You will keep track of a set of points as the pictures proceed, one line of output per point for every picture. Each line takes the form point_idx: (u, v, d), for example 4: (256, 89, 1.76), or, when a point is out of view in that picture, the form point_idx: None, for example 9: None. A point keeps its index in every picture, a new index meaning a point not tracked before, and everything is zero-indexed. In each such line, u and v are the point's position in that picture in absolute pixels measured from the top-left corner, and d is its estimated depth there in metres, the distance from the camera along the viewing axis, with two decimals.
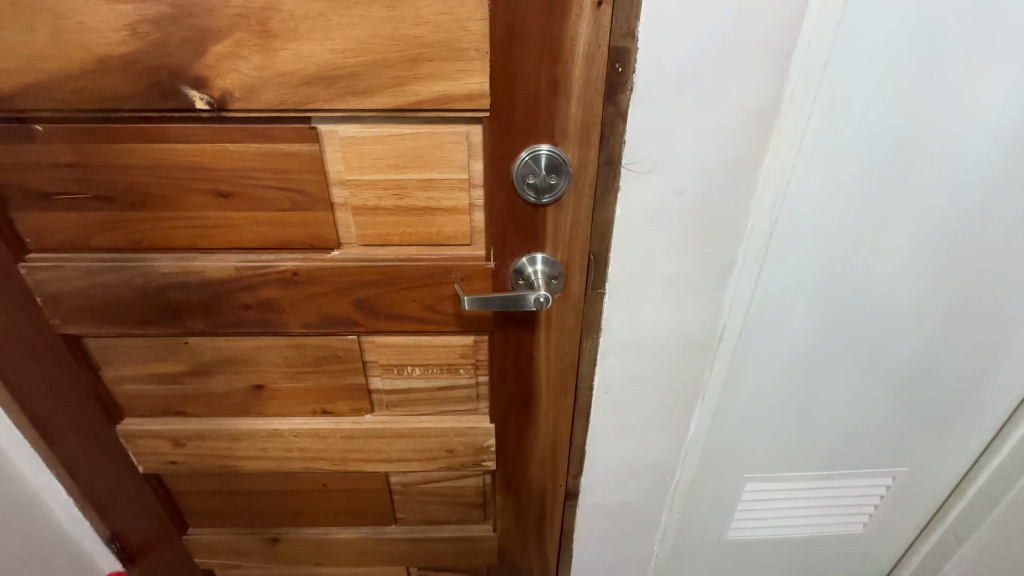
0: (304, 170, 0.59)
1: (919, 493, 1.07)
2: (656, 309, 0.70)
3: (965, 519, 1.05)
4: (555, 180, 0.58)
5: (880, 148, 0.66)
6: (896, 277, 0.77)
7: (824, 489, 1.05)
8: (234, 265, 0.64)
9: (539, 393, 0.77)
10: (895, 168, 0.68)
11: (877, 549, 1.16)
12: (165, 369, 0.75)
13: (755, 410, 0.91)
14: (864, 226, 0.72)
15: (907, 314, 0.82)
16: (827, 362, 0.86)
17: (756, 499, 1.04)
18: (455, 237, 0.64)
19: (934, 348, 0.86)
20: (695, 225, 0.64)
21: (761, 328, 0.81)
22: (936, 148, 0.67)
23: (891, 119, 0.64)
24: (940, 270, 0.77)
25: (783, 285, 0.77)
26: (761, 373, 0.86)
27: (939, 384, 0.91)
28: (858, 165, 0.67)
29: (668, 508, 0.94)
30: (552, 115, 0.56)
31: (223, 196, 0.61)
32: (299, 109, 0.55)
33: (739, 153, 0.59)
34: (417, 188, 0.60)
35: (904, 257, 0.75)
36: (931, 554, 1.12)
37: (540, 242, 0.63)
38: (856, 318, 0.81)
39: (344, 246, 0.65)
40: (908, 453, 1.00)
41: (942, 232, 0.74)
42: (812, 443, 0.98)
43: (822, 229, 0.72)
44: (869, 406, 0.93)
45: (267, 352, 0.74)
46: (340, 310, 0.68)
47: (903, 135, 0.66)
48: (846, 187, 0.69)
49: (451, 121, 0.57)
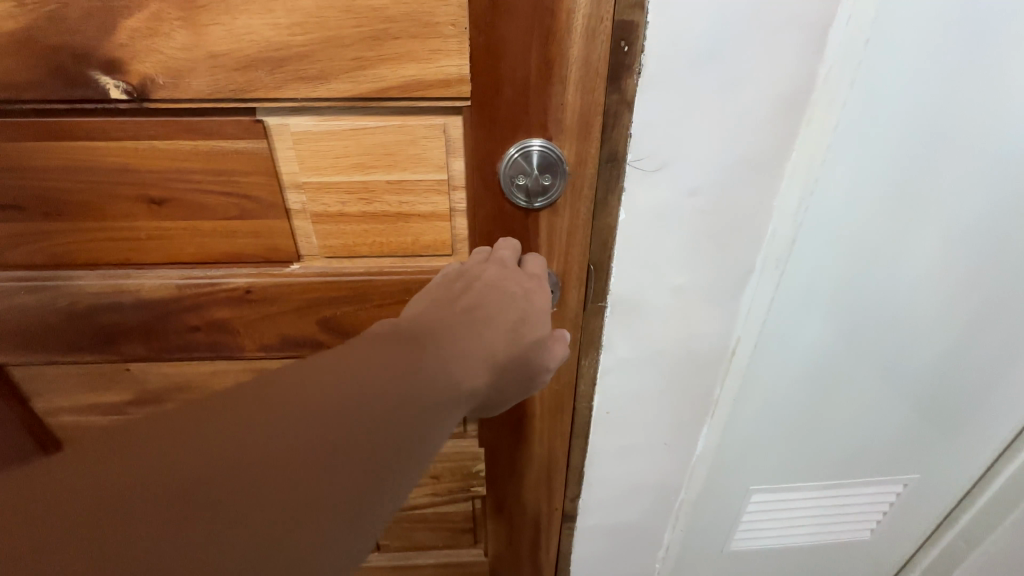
0: (250, 172, 0.50)
1: (930, 499, 1.01)
2: (663, 322, 0.63)
3: (977, 526, 1.01)
4: (549, 181, 0.50)
5: (915, 141, 0.58)
6: (923, 278, 0.70)
7: (832, 499, 1.00)
8: (176, 282, 0.55)
9: (533, 414, 0.69)
10: (932, 161, 0.60)
11: (883, 555, 1.12)
12: (107, 399, 0.66)
13: (766, 420, 0.84)
14: (892, 226, 0.65)
15: (933, 318, 0.75)
16: (844, 368, 0.79)
17: (762, 510, 0.99)
18: (434, 247, 0.55)
19: (957, 353, 0.80)
20: (710, 227, 0.56)
21: (773, 337, 0.74)
22: (981, 139, 0.59)
23: (932, 107, 0.56)
24: (971, 268, 0.70)
25: (801, 289, 0.69)
26: (771, 384, 0.80)
27: (960, 392, 0.85)
28: (892, 159, 0.60)
29: (671, 525, 0.88)
30: (545, 103, 0.47)
31: (157, 203, 0.51)
32: (239, 100, 0.46)
33: (762, 145, 0.51)
34: (387, 191, 0.52)
35: (933, 258, 0.68)
36: (940, 558, 1.07)
37: (533, 251, 0.55)
38: (877, 323, 0.74)
39: (305, 259, 0.56)
40: (923, 461, 0.95)
41: (977, 229, 0.66)
42: (823, 453, 0.91)
43: (846, 230, 0.65)
44: (885, 415, 0.87)
45: (223, 378, 0.64)
46: (304, 330, 0.60)
47: (944, 125, 0.57)
48: (876, 182, 0.61)
49: (425, 112, 0.48)
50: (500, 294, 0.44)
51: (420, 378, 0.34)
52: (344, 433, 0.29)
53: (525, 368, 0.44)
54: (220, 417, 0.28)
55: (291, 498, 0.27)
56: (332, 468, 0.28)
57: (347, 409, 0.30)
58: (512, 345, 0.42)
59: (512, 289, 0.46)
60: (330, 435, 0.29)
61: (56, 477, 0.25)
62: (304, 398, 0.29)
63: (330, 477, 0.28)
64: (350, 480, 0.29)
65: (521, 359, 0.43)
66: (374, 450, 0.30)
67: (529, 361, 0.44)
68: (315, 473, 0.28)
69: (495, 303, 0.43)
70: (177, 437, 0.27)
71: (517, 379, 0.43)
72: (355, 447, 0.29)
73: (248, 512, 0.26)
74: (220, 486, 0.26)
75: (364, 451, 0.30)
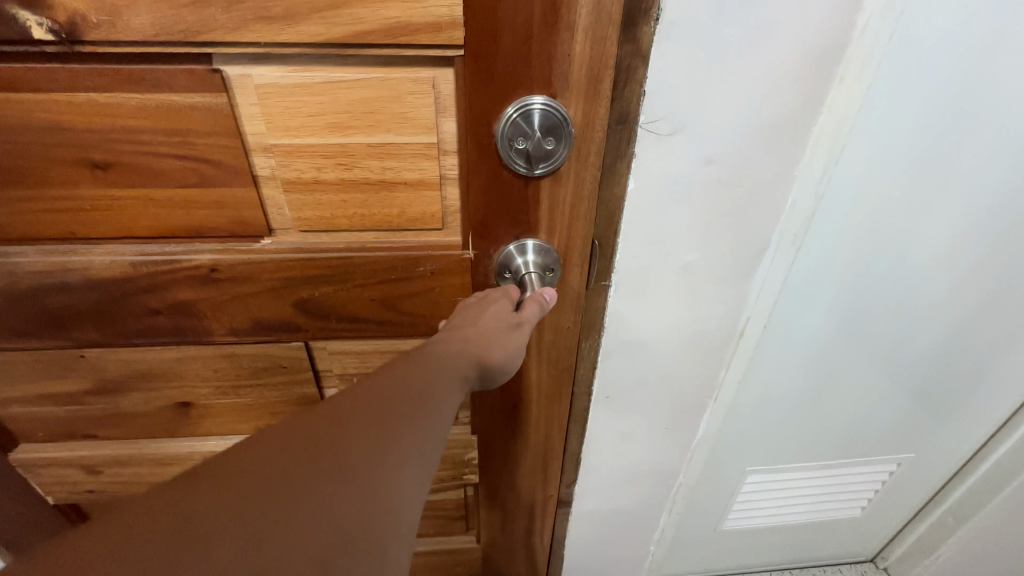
0: (209, 132, 0.43)
1: (921, 477, 1.01)
2: (672, 303, 0.59)
3: (966, 504, 1.00)
4: (552, 145, 0.44)
5: (946, 108, 0.54)
6: (939, 260, 0.67)
7: (826, 478, 0.99)
8: (129, 259, 0.49)
9: (529, 400, 0.65)
10: (959, 133, 0.56)
11: (870, 532, 1.13)
12: (60, 389, 0.60)
13: (766, 403, 0.82)
14: (912, 202, 0.61)
15: (945, 297, 0.72)
16: (849, 352, 0.77)
17: (757, 491, 0.97)
18: (423, 220, 0.50)
19: (963, 334, 0.77)
20: (727, 201, 0.51)
21: (780, 318, 0.70)
22: (1015, 107, 0.54)
23: (967, 70, 0.51)
24: (988, 247, 0.67)
25: (814, 267, 0.65)
26: (774, 367, 0.77)
27: (959, 375, 0.83)
28: (920, 129, 0.55)
29: (668, 510, 0.85)
30: (550, 54, 0.40)
31: (102, 167, 0.44)
32: (191, 44, 0.39)
33: (788, 107, 0.46)
34: (369, 156, 0.45)
35: (950, 236, 0.65)
36: (927, 534, 1.08)
37: (533, 225, 0.49)
38: (888, 305, 0.71)
39: (277, 234, 0.50)
40: (919, 441, 0.93)
41: (1002, 206, 0.63)
42: (822, 436, 0.90)
43: (867, 205, 0.60)
44: (887, 399, 0.85)
45: (192, 365, 0.59)
46: (279, 312, 0.54)
47: (981, 92, 0.53)
48: (902, 153, 0.57)
49: (411, 63, 0.42)
50: (459, 315, 0.45)
51: (426, 364, 0.37)
52: (390, 413, 0.31)
53: (518, 341, 0.44)
54: (311, 421, 0.29)
55: (399, 477, 0.30)
56: (408, 447, 0.31)
57: (414, 394, 0.33)
58: (484, 333, 0.42)
59: (480, 298, 0.47)
60: (383, 420, 0.31)
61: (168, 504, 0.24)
62: (378, 392, 0.32)
63: (417, 447, 0.31)
64: (434, 452, 0.33)
65: (505, 336, 0.43)
66: (443, 428, 0.34)
67: (519, 336, 0.44)
68: (411, 452, 0.31)
69: (478, 304, 0.46)
70: (274, 443, 0.28)
71: (514, 353, 0.43)
72: (418, 426, 0.32)
73: (364, 490, 0.28)
74: (336, 473, 0.28)
75: (437, 429, 0.33)
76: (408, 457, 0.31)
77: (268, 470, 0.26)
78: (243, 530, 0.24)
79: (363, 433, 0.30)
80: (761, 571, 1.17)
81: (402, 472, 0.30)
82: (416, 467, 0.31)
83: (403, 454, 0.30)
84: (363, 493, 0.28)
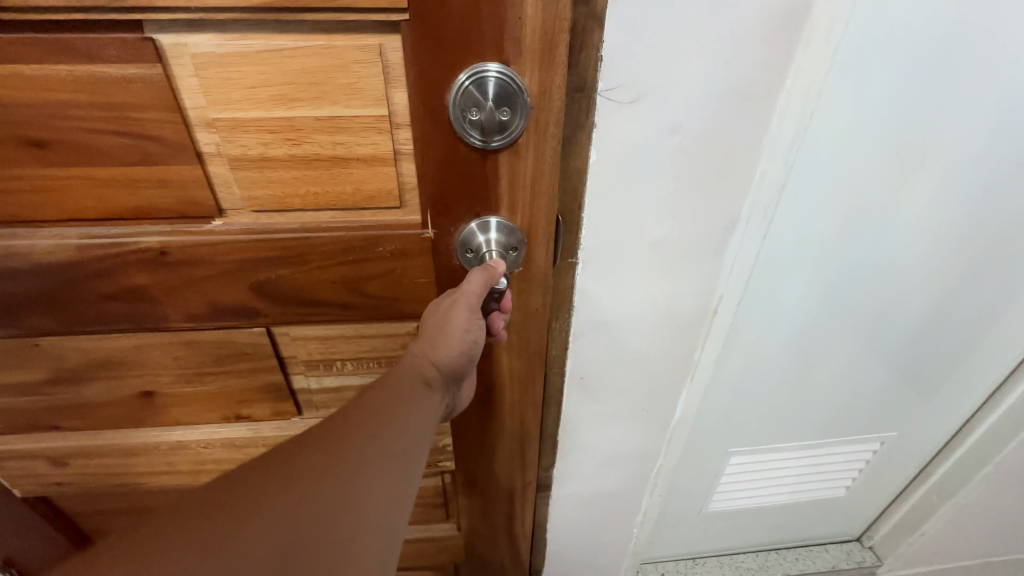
0: (147, 106, 0.41)
1: (904, 454, 1.01)
2: (645, 278, 0.57)
3: (948, 480, 1.00)
4: (508, 116, 0.42)
5: (916, 77, 0.55)
6: (911, 234, 0.68)
7: (808, 457, 0.98)
8: (74, 243, 0.46)
9: (501, 384, 0.64)
10: (934, 102, 0.57)
11: (856, 510, 1.13)
12: (17, 378, 0.58)
13: (745, 381, 0.83)
14: (885, 175, 0.62)
15: (921, 271, 0.72)
16: (826, 328, 0.77)
17: (740, 471, 0.98)
18: (379, 199, 0.48)
19: (942, 309, 0.77)
20: (698, 172, 0.50)
21: (758, 292, 0.71)
22: (983, 76, 0.55)
23: (936, 37, 0.52)
24: (960, 218, 0.67)
25: (789, 238, 0.67)
26: (754, 344, 0.78)
27: (939, 352, 0.83)
28: (891, 96, 0.56)
29: (650, 491, 0.84)
30: (501, 18, 0.38)
31: (37, 145, 0.42)
32: (118, 9, 0.36)
33: (754, 75, 0.45)
34: (318, 130, 0.44)
35: (924, 208, 0.66)
36: (912, 512, 1.07)
37: (494, 202, 0.48)
38: (864, 279, 0.72)
39: (228, 215, 0.48)
40: (900, 418, 0.93)
41: (974, 176, 0.64)
42: (804, 416, 0.90)
43: (841, 178, 0.62)
44: (868, 378, 0.85)
45: (152, 352, 0.57)
46: (236, 297, 0.52)
47: (950, 59, 0.54)
48: (875, 122, 0.58)
49: (355, 29, 0.39)
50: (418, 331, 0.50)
51: (374, 393, 0.42)
52: (341, 430, 0.37)
53: (458, 318, 0.46)
54: (273, 450, 0.35)
55: (355, 479, 0.35)
56: (362, 454, 0.36)
57: (363, 412, 0.39)
58: (427, 335, 0.46)
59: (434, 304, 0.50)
60: (335, 436, 0.36)
61: (154, 522, 0.29)
62: (329, 419, 0.38)
63: (370, 453, 0.36)
64: (389, 455, 0.38)
65: (443, 327, 0.46)
66: (396, 435, 0.39)
67: (456, 313, 0.46)
68: (365, 456, 0.36)
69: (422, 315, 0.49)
70: (242, 468, 0.33)
71: (456, 335, 0.46)
72: (369, 435, 0.37)
73: (324, 493, 0.33)
74: (297, 482, 0.32)
75: (389, 436, 0.38)
76: (361, 462, 0.36)
77: (236, 486, 0.31)
78: (219, 532, 0.29)
79: (318, 449, 0.35)
80: (749, 553, 1.16)
81: (358, 476, 0.35)
82: (370, 469, 0.36)
83: (358, 460, 0.36)
84: (323, 496, 0.33)
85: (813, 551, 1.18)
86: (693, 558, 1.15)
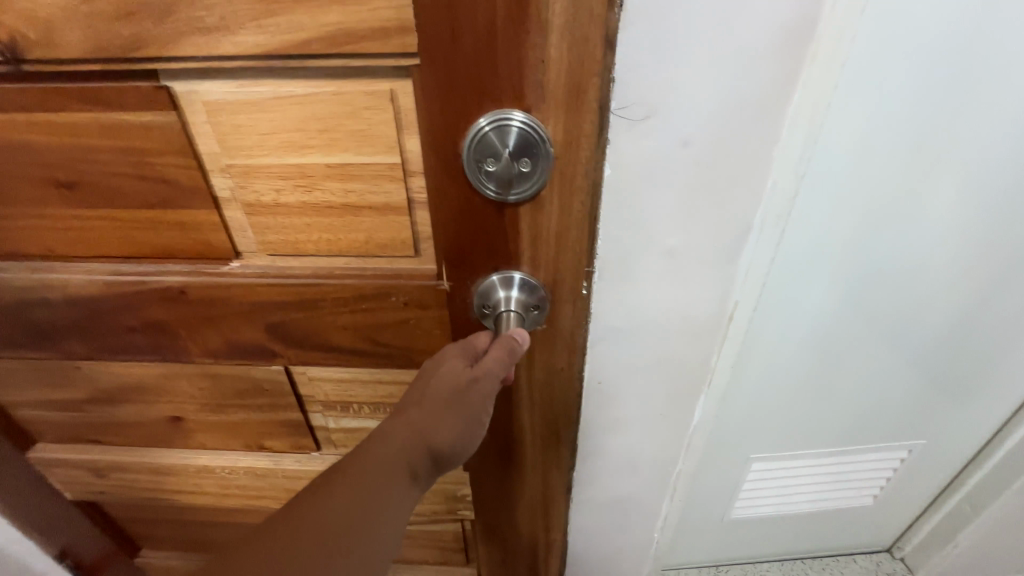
0: (165, 152, 0.41)
1: (933, 464, 0.96)
2: (655, 287, 0.49)
3: (982, 490, 0.94)
4: (528, 167, 0.37)
5: (932, 80, 0.55)
6: (936, 239, 0.67)
7: (827, 469, 0.95)
8: (102, 280, 0.47)
9: (523, 440, 0.58)
10: (956, 98, 0.57)
11: (886, 520, 1.06)
12: (62, 396, 0.61)
13: (766, 386, 0.82)
14: (906, 176, 0.62)
15: (944, 277, 0.71)
16: (849, 331, 0.76)
17: (758, 479, 0.95)
18: (393, 247, 0.45)
19: (968, 317, 0.76)
20: (704, 181, 0.43)
21: (769, 295, 0.72)
22: (1001, 76, 0.55)
23: (948, 39, 0.52)
24: (988, 223, 0.66)
25: (804, 242, 0.67)
26: (771, 347, 0.78)
27: (966, 363, 0.81)
28: (902, 91, 0.56)
29: (670, 497, 0.70)
30: (519, 61, 0.34)
31: (70, 187, 0.43)
32: (131, 61, 0.36)
33: (764, 80, 0.38)
34: (329, 178, 0.41)
35: (947, 212, 0.65)
36: (945, 522, 1.01)
37: (514, 257, 0.43)
38: (884, 285, 0.71)
39: (244, 257, 0.47)
40: (933, 429, 0.90)
41: (1001, 179, 0.63)
42: (827, 421, 0.88)
43: (853, 185, 0.63)
44: (893, 385, 0.83)
45: (178, 381, 0.58)
46: (252, 336, 0.51)
47: (967, 59, 0.54)
48: (891, 125, 0.58)
49: (366, 74, 0.36)
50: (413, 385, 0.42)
51: (349, 481, 0.38)
52: (288, 556, 0.35)
53: (474, 399, 0.39)
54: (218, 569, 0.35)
55: None
56: None
57: (321, 528, 0.36)
58: (431, 409, 0.39)
59: (436, 357, 0.42)
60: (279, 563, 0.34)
61: None
62: (284, 532, 0.36)
63: None
64: None
65: (455, 403, 0.39)
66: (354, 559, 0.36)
67: (474, 392, 0.39)
68: None
69: (427, 372, 0.41)
70: None
71: (468, 417, 0.39)
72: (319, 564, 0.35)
73: None
74: None
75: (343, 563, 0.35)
76: None
77: None
78: None
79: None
80: (773, 560, 1.11)
81: None
82: None
83: None
84: None
85: (841, 560, 1.11)
86: (716, 564, 1.11)
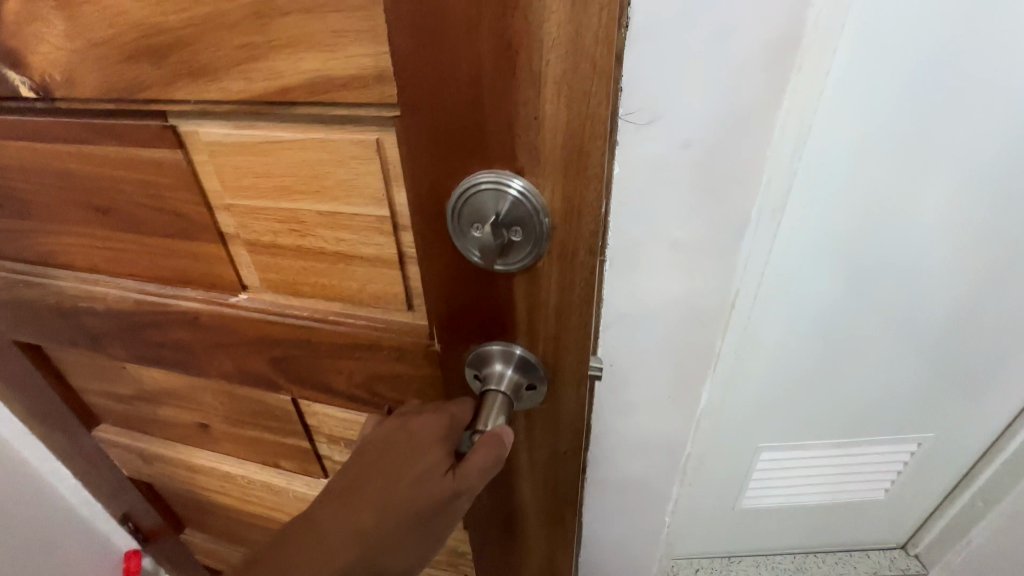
0: (176, 188, 0.41)
1: (942, 463, 0.99)
2: (651, 288, 0.47)
3: (993, 488, 0.96)
4: (519, 238, 0.32)
5: (923, 88, 0.61)
6: (931, 236, 0.72)
7: (837, 465, 0.99)
8: (134, 297, 0.49)
9: (527, 517, 0.51)
10: (942, 102, 0.62)
11: (899, 515, 1.08)
12: (116, 389, 0.66)
13: (771, 378, 0.87)
14: (899, 178, 0.68)
15: (944, 272, 0.76)
16: (855, 322, 0.80)
17: (773, 467, 0.99)
18: (386, 299, 0.42)
19: (971, 313, 0.80)
20: (708, 172, 0.41)
21: (771, 287, 0.77)
22: (986, 84, 0.61)
23: (931, 53, 0.58)
24: (985, 220, 0.71)
25: (805, 243, 0.73)
26: (777, 340, 0.83)
27: (971, 360, 0.85)
28: (897, 92, 0.61)
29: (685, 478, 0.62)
30: (509, 118, 0.28)
31: (104, 212, 0.46)
32: (137, 102, 0.36)
33: (757, 91, 0.37)
34: (320, 226, 0.39)
35: (938, 211, 0.70)
36: (955, 523, 1.03)
37: (508, 328, 0.37)
38: (882, 284, 0.77)
39: (251, 291, 0.47)
40: (940, 423, 0.93)
41: (992, 179, 0.68)
42: (834, 416, 0.92)
43: (848, 191, 0.69)
44: (897, 380, 0.87)
45: (203, 393, 0.60)
46: (258, 367, 0.50)
47: (949, 73, 0.60)
48: (880, 134, 0.64)
49: (350, 122, 0.33)
50: (376, 465, 0.36)
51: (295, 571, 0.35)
52: None
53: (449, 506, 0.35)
54: None
55: None
56: None
57: None
58: (397, 510, 0.35)
59: (406, 435, 0.36)
60: None
61: None
62: None
63: None
64: None
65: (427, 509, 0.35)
66: None
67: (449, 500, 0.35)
68: None
69: (398, 459, 0.36)
70: None
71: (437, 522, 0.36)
72: None
73: None
74: None
75: None
76: None
77: None
78: None
79: None
80: (786, 556, 1.13)
81: None
82: None
83: None
84: None
85: (855, 556, 1.13)
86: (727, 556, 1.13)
